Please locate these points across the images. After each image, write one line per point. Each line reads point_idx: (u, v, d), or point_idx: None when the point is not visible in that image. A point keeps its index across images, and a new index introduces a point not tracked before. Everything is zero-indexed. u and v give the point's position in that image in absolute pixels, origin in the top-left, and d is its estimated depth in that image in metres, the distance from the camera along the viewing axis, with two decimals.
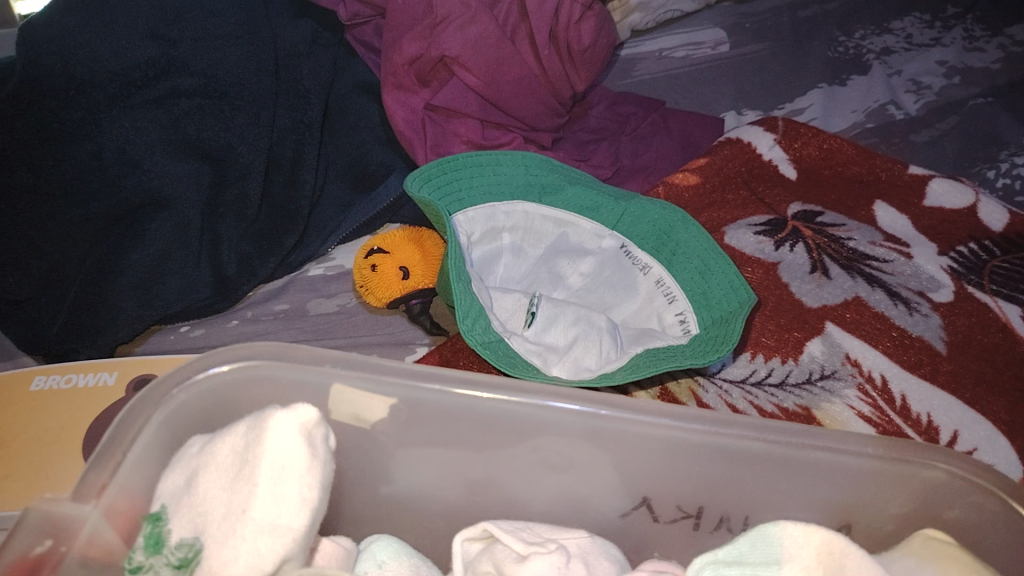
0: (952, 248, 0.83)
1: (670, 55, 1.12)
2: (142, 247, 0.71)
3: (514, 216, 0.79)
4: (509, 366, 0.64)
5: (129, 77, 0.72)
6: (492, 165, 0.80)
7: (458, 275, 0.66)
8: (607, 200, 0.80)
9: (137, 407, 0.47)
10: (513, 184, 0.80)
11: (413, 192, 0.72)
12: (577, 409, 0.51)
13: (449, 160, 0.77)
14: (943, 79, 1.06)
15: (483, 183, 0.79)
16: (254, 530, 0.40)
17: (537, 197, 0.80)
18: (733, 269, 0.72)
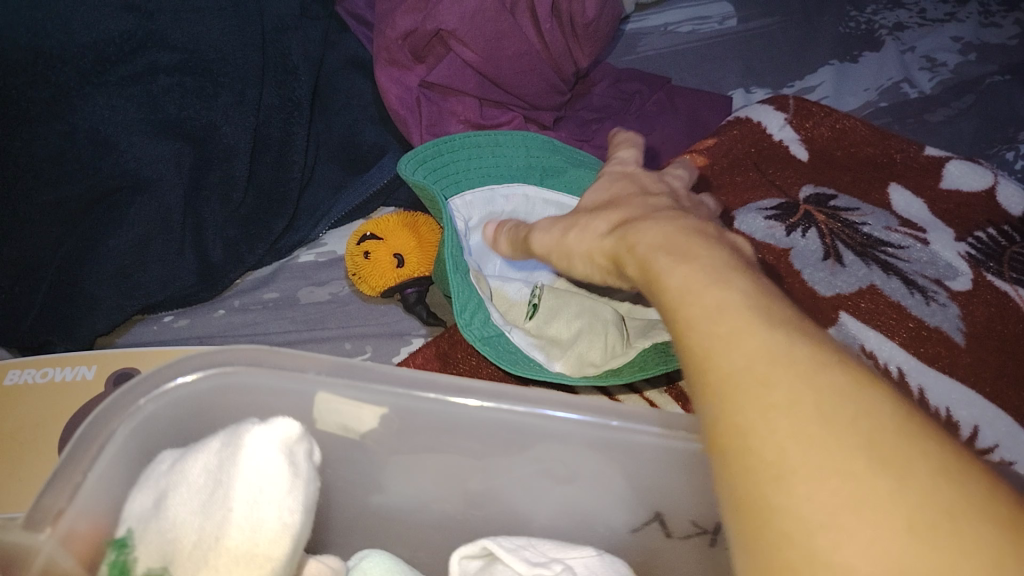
0: (970, 234, 0.80)
1: (676, 30, 1.07)
2: (120, 233, 0.68)
3: (513, 200, 0.75)
4: (512, 364, 0.62)
5: (102, 52, 0.65)
6: (490, 146, 0.76)
7: (455, 265, 0.63)
8: None
9: (100, 420, 0.45)
10: (512, 166, 0.76)
11: (408, 177, 0.68)
12: (577, 418, 0.49)
13: (446, 139, 0.73)
14: (958, 56, 1.02)
15: (481, 166, 0.75)
16: (226, 561, 0.40)
17: (539, 180, 0.76)
18: None
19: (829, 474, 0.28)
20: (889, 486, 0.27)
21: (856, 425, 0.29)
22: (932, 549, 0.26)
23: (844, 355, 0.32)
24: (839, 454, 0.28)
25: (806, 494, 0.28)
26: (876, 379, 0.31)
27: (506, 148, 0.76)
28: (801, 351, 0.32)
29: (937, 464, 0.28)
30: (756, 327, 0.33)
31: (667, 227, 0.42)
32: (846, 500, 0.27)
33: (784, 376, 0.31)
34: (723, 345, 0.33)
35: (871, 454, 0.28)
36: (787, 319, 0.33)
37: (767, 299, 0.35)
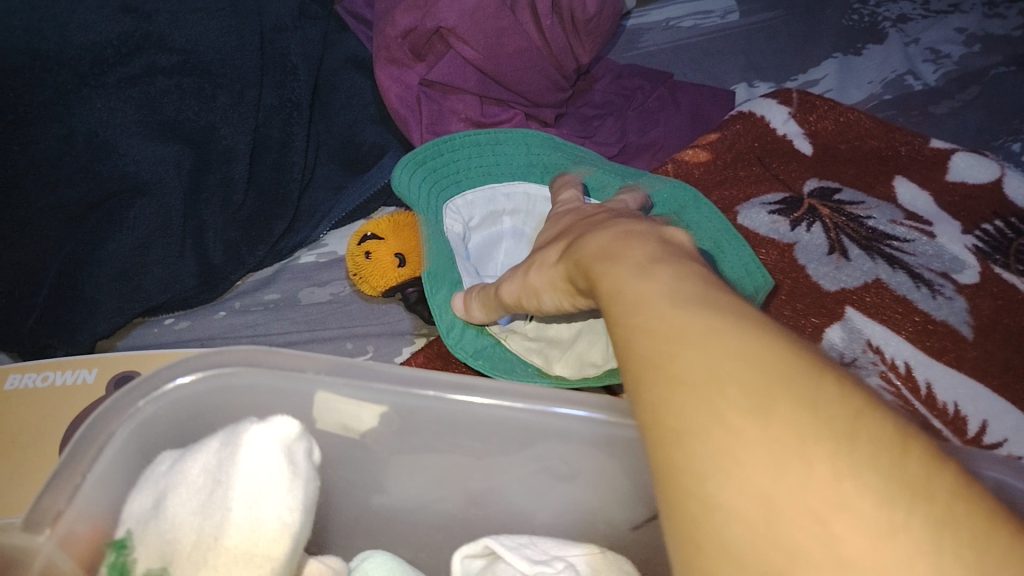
0: (977, 227, 0.79)
1: (677, 25, 1.06)
2: (121, 236, 0.68)
3: (515, 199, 0.75)
4: (505, 372, 0.64)
5: (100, 53, 0.67)
6: (490, 144, 0.76)
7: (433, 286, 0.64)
8: (614, 179, 0.75)
9: (99, 422, 0.45)
10: (513, 164, 0.76)
11: (400, 182, 0.69)
12: (584, 415, 0.48)
13: (445, 138, 0.73)
14: (963, 48, 1.01)
15: (482, 165, 0.75)
16: (228, 561, 0.40)
17: (540, 177, 0.76)
18: (748, 250, 0.68)
19: (711, 429, 0.28)
20: (764, 428, 0.27)
21: (738, 376, 0.29)
22: (801, 484, 0.26)
23: (748, 312, 0.32)
24: (721, 407, 0.28)
25: (694, 454, 0.28)
26: (777, 329, 0.31)
27: (506, 147, 0.77)
28: (699, 316, 0.32)
29: (814, 399, 0.28)
30: (663, 307, 0.33)
31: (614, 234, 0.43)
32: (726, 450, 0.27)
33: (678, 344, 0.31)
34: (635, 331, 0.33)
35: (750, 402, 0.28)
36: (694, 291, 0.34)
37: (682, 278, 0.35)
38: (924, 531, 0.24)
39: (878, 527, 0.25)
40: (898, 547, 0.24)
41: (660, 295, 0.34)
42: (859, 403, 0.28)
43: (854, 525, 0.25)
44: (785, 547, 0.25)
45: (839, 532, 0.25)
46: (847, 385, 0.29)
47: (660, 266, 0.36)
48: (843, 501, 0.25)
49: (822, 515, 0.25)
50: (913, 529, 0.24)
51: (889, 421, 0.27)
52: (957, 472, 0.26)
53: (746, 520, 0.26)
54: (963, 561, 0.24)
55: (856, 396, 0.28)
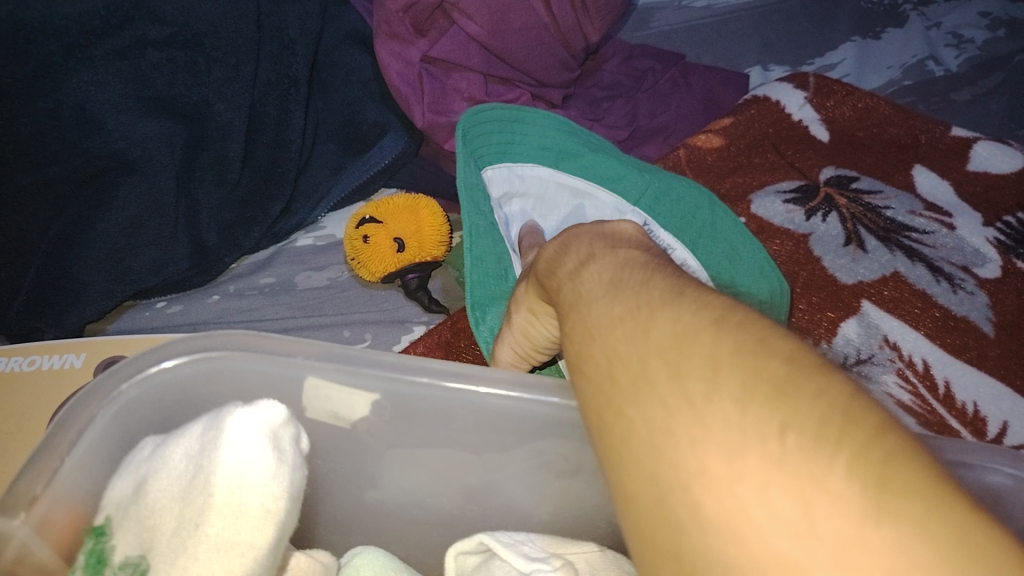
0: (999, 218, 0.76)
1: (691, 5, 1.03)
2: (111, 216, 0.66)
3: (527, 182, 0.71)
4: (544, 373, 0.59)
5: (87, 25, 0.62)
6: (511, 124, 0.74)
7: (481, 311, 0.62)
8: (631, 170, 0.70)
9: (78, 406, 0.42)
10: (527, 147, 0.72)
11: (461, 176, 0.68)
12: (559, 403, 0.46)
13: (470, 115, 0.72)
14: (986, 32, 0.98)
15: (501, 143, 0.72)
16: (209, 547, 0.38)
17: (554, 162, 0.72)
18: (762, 253, 0.65)
19: (614, 421, 0.28)
20: (647, 409, 0.27)
21: (630, 360, 0.29)
22: (673, 456, 0.26)
23: (659, 289, 0.32)
24: (619, 396, 0.29)
25: (605, 444, 0.29)
26: (679, 296, 0.31)
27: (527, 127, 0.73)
28: (612, 310, 0.32)
29: (687, 364, 0.27)
30: (586, 307, 0.34)
31: (576, 240, 0.43)
32: (621, 435, 0.28)
33: (592, 340, 0.32)
34: (566, 338, 0.34)
35: (637, 386, 0.28)
36: (613, 283, 0.34)
37: (611, 274, 0.36)
38: (767, 471, 0.24)
39: (732, 484, 0.24)
40: (745, 496, 0.24)
41: (591, 293, 0.35)
42: (731, 352, 0.27)
43: (714, 484, 0.24)
44: (665, 520, 0.25)
45: (705, 497, 0.24)
46: (727, 337, 0.28)
47: (597, 266, 0.37)
48: (702, 462, 0.25)
49: (688, 481, 0.25)
50: (759, 474, 0.24)
51: (752, 360, 0.27)
52: (819, 394, 0.25)
53: (639, 502, 0.26)
54: (802, 499, 0.23)
55: (730, 344, 0.28)
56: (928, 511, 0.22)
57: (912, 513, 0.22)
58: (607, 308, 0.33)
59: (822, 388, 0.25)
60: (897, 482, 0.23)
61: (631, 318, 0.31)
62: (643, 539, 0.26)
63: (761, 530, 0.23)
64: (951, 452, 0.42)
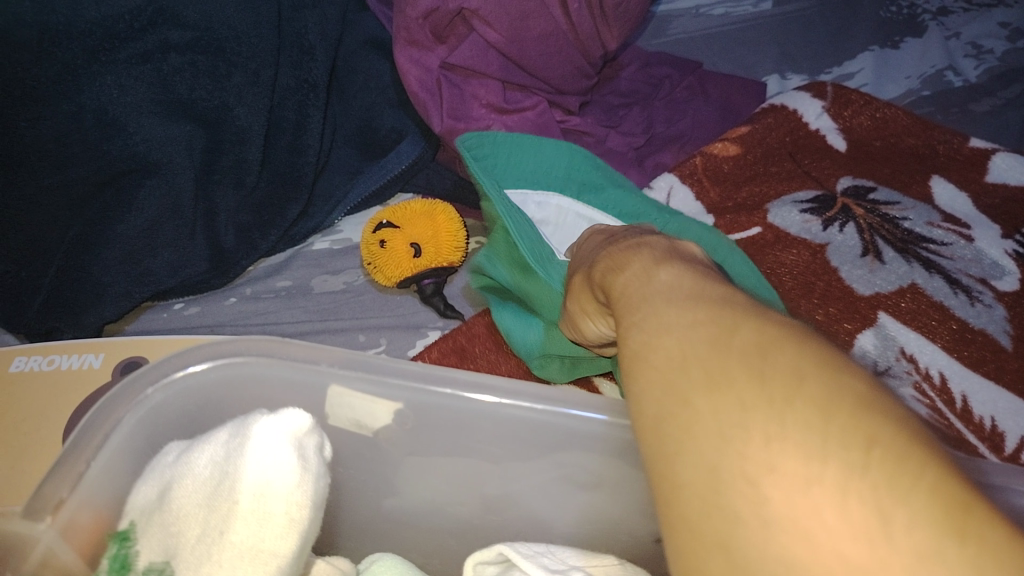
0: (1018, 231, 0.75)
1: (708, 12, 1.03)
2: (128, 218, 0.66)
3: (545, 210, 0.72)
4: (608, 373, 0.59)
5: (111, 28, 0.62)
6: (533, 150, 0.73)
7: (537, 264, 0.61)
8: (652, 209, 0.71)
9: (105, 408, 0.43)
10: (551, 174, 0.73)
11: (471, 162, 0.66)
12: (600, 418, 0.46)
13: (488, 134, 0.70)
14: (1006, 43, 0.97)
15: (522, 167, 0.72)
16: (233, 555, 0.38)
17: (575, 194, 0.73)
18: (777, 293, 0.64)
19: (674, 410, 0.27)
20: (717, 401, 0.27)
21: (700, 354, 0.28)
22: (742, 449, 0.25)
23: (735, 302, 0.31)
24: (686, 385, 0.28)
25: (656, 431, 0.28)
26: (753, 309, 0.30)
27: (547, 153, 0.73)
28: (684, 310, 0.31)
29: (769, 366, 0.27)
30: (654, 303, 0.33)
31: (633, 253, 0.42)
32: (678, 423, 0.27)
33: (659, 331, 0.31)
34: (626, 327, 0.33)
35: (708, 378, 0.27)
36: (690, 285, 0.33)
37: (681, 280, 0.34)
38: (845, 477, 0.23)
39: (806, 484, 0.24)
40: (816, 498, 0.23)
41: (665, 289, 0.34)
42: (814, 366, 0.26)
43: (784, 482, 0.24)
44: (722, 511, 0.25)
45: (772, 495, 0.24)
46: (809, 351, 0.27)
47: (668, 268, 0.36)
48: (775, 459, 0.24)
49: (756, 476, 0.24)
50: (836, 481, 0.23)
51: (836, 378, 0.26)
52: (898, 419, 0.25)
53: (692, 492, 0.26)
54: (877, 507, 0.23)
55: (812, 358, 0.27)
56: (1007, 540, 0.22)
57: (992, 536, 0.22)
58: (680, 306, 0.32)
59: (901, 416, 0.25)
60: (975, 511, 0.23)
61: (704, 315, 0.30)
62: (685, 527, 0.25)
63: (830, 530, 0.23)
64: (973, 468, 0.42)
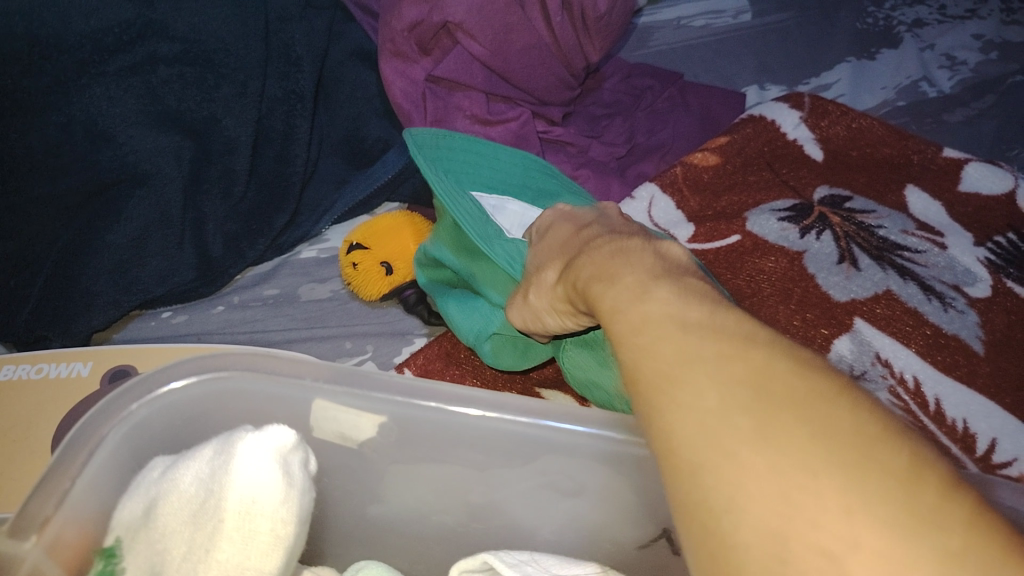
0: (990, 239, 0.77)
1: (689, 25, 1.05)
2: (118, 227, 0.66)
3: (504, 214, 0.66)
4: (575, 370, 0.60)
5: (102, 42, 0.64)
6: (489, 154, 0.69)
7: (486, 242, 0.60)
8: None
9: (89, 426, 0.44)
10: (508, 179, 0.69)
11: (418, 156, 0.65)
12: (586, 430, 0.48)
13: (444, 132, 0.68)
14: (979, 54, 1.00)
15: (479, 170, 0.68)
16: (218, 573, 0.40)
17: (531, 199, 0.68)
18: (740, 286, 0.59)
19: (724, 463, 0.26)
20: (775, 460, 0.25)
21: (743, 399, 0.27)
22: (813, 517, 0.24)
23: (759, 337, 0.30)
24: (734, 436, 0.26)
25: (695, 481, 0.27)
26: (781, 346, 0.29)
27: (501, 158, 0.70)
28: (704, 340, 0.30)
29: (826, 426, 0.26)
30: (664, 327, 0.31)
31: (614, 258, 0.41)
32: (726, 475, 0.26)
33: (684, 367, 0.29)
34: (635, 352, 0.31)
35: (760, 432, 0.26)
36: (701, 310, 0.32)
37: (685, 298, 0.33)
38: (940, 561, 0.22)
39: (897, 566, 0.23)
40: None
41: (671, 311, 0.32)
42: (878, 432, 0.26)
43: (865, 561, 0.23)
44: None
45: (854, 571, 0.23)
46: (864, 412, 0.26)
47: (663, 282, 0.35)
48: (855, 534, 0.23)
49: (836, 553, 0.23)
50: (931, 564, 0.22)
51: (907, 446, 0.25)
52: (974, 497, 0.24)
53: (756, 560, 0.24)
54: None
55: (872, 422, 0.26)
56: None
57: None
58: (702, 337, 0.30)
59: (975, 494, 0.25)
60: None
61: (738, 357, 0.29)
62: None
63: None
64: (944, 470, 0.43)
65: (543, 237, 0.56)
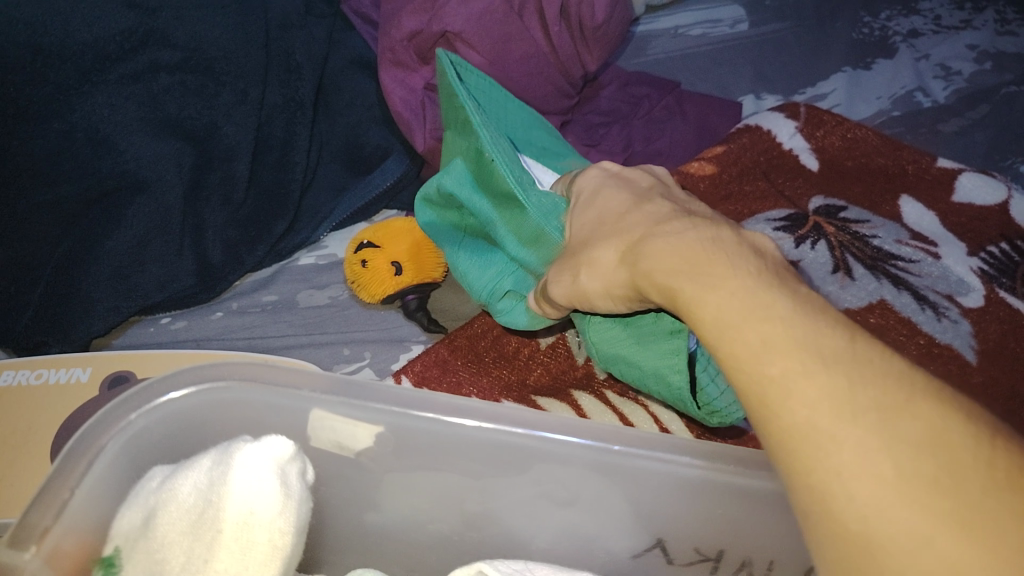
0: (983, 249, 0.78)
1: (686, 33, 1.05)
2: (118, 234, 0.67)
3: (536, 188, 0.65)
4: (616, 352, 0.57)
5: (103, 50, 0.65)
6: (500, 113, 0.70)
7: (516, 181, 0.60)
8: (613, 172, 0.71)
9: (89, 437, 0.44)
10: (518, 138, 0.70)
11: (450, 86, 0.64)
12: (583, 443, 0.48)
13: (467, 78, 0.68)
14: (974, 65, 1.00)
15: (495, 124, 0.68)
16: None
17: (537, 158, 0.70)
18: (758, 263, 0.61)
19: (905, 538, 0.29)
20: (952, 536, 0.28)
21: (921, 472, 0.30)
22: None
23: (903, 383, 0.32)
24: (908, 509, 0.29)
25: (869, 556, 0.30)
26: (921, 390, 0.32)
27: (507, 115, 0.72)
28: (855, 389, 0.32)
29: (993, 497, 0.29)
30: (804, 373, 0.33)
31: (695, 242, 0.42)
32: (917, 557, 0.29)
33: (846, 427, 0.31)
34: (779, 399, 0.33)
35: (934, 505, 0.29)
36: (837, 350, 0.34)
37: (807, 326, 0.35)
38: None
39: None
40: None
41: (806, 347, 0.34)
42: None
43: None
44: None
45: None
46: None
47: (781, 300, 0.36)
48: None
49: None
50: None
51: None
52: None
53: None
54: None
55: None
56: None
57: None
58: (852, 387, 0.32)
59: None
60: None
61: (895, 414, 0.31)
62: None
63: None
64: None
65: (583, 202, 0.54)
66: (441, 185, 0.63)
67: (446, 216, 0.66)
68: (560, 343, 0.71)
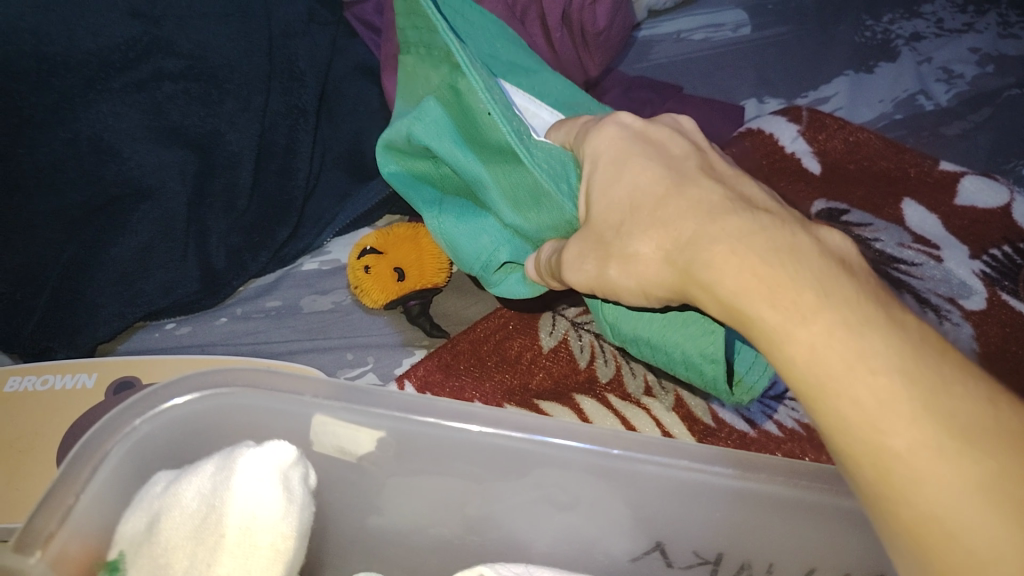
0: (985, 251, 0.78)
1: (688, 38, 1.05)
2: (123, 240, 0.68)
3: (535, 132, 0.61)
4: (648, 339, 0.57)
5: (108, 58, 0.64)
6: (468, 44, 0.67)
7: (513, 131, 0.55)
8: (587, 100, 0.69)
9: (94, 443, 0.44)
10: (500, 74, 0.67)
11: (436, 24, 0.59)
12: (583, 447, 0.48)
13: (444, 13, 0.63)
14: (976, 68, 1.00)
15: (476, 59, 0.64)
16: None
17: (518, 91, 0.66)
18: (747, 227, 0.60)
19: None
20: None
21: None
22: None
23: None
24: None
25: None
26: None
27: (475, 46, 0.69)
28: (1001, 470, 0.30)
29: None
30: (941, 448, 0.30)
31: (762, 254, 0.36)
32: None
33: (992, 513, 0.29)
34: (913, 478, 0.31)
35: None
36: (974, 417, 0.31)
37: (937, 386, 0.32)
38: None
39: None
40: None
41: (941, 416, 0.31)
42: None
43: None
44: None
45: None
46: None
47: (902, 349, 0.33)
48: None
49: None
50: None
51: None
52: None
53: None
54: None
55: None
56: None
57: None
58: (996, 465, 0.30)
59: None
60: None
61: None
62: None
63: None
64: None
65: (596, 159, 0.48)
66: (423, 137, 0.60)
67: (424, 168, 0.64)
68: (561, 346, 0.72)
